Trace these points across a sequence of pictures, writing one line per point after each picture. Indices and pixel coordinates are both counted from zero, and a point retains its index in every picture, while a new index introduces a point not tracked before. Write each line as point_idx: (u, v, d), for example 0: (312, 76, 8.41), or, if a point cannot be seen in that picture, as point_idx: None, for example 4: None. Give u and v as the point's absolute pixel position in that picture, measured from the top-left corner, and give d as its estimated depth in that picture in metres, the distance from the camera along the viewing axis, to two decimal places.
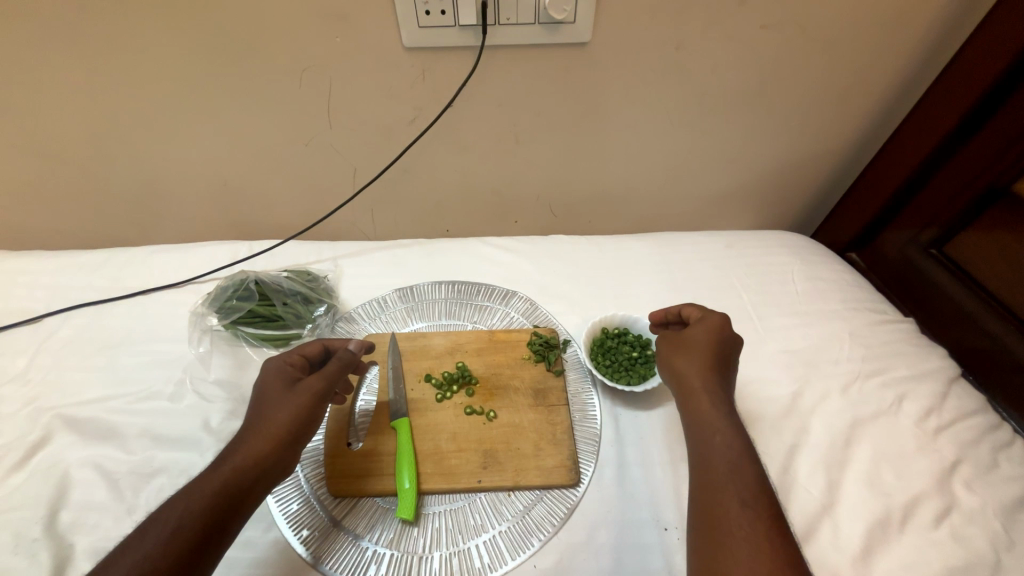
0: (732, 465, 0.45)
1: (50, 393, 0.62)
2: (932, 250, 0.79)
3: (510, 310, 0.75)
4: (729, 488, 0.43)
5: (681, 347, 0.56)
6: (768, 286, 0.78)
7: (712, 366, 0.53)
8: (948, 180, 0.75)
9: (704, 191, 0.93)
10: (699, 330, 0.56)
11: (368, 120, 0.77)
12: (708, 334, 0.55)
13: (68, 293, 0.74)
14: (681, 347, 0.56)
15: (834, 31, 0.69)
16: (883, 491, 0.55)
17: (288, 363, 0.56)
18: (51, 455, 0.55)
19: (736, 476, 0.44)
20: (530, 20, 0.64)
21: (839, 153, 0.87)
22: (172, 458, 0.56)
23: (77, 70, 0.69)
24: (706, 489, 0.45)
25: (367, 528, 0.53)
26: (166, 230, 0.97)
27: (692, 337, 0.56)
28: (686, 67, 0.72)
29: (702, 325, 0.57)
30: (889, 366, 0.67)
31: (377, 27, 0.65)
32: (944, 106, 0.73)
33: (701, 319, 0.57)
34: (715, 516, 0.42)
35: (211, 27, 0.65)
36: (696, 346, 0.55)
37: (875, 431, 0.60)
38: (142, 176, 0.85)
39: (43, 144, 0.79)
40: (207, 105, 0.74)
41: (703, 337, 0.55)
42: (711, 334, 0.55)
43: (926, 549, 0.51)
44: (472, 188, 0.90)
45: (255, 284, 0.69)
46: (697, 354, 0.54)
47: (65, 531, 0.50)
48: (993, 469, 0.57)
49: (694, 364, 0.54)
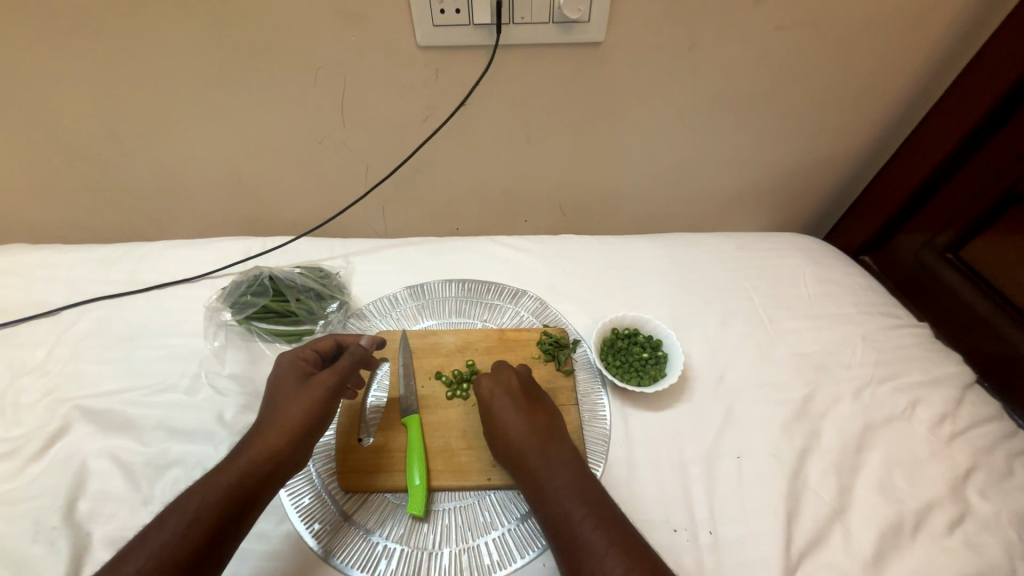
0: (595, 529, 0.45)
1: (68, 385, 0.63)
2: (948, 254, 0.78)
3: (520, 309, 0.75)
4: (600, 556, 0.43)
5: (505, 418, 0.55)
6: (780, 288, 0.77)
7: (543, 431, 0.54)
8: (962, 185, 0.74)
9: (715, 193, 0.93)
10: (496, 389, 0.57)
11: (381, 118, 0.77)
12: (503, 391, 0.57)
13: (86, 287, 0.75)
14: (489, 413, 0.56)
15: (850, 33, 0.69)
16: (895, 496, 0.55)
17: (301, 358, 0.56)
18: (69, 445, 0.56)
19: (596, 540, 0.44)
20: (545, 20, 0.64)
21: (854, 154, 0.86)
22: (187, 450, 0.57)
23: (95, 67, 0.70)
24: (575, 564, 0.44)
25: (377, 523, 0.53)
26: (182, 225, 0.98)
27: (495, 403, 0.56)
28: (701, 67, 0.72)
29: (490, 384, 0.58)
30: (903, 371, 0.67)
31: (391, 26, 0.66)
32: (962, 107, 0.71)
33: (488, 377, 0.59)
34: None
35: (227, 25, 0.66)
36: (511, 410, 0.55)
37: (888, 436, 0.60)
38: (157, 172, 0.86)
39: (64, 140, 0.80)
40: (222, 102, 0.75)
41: (507, 398, 0.56)
42: (504, 391, 0.57)
43: (939, 557, 0.51)
44: (483, 187, 0.90)
45: (269, 280, 0.69)
46: (522, 426, 0.54)
47: (82, 521, 0.51)
48: (1008, 476, 0.57)
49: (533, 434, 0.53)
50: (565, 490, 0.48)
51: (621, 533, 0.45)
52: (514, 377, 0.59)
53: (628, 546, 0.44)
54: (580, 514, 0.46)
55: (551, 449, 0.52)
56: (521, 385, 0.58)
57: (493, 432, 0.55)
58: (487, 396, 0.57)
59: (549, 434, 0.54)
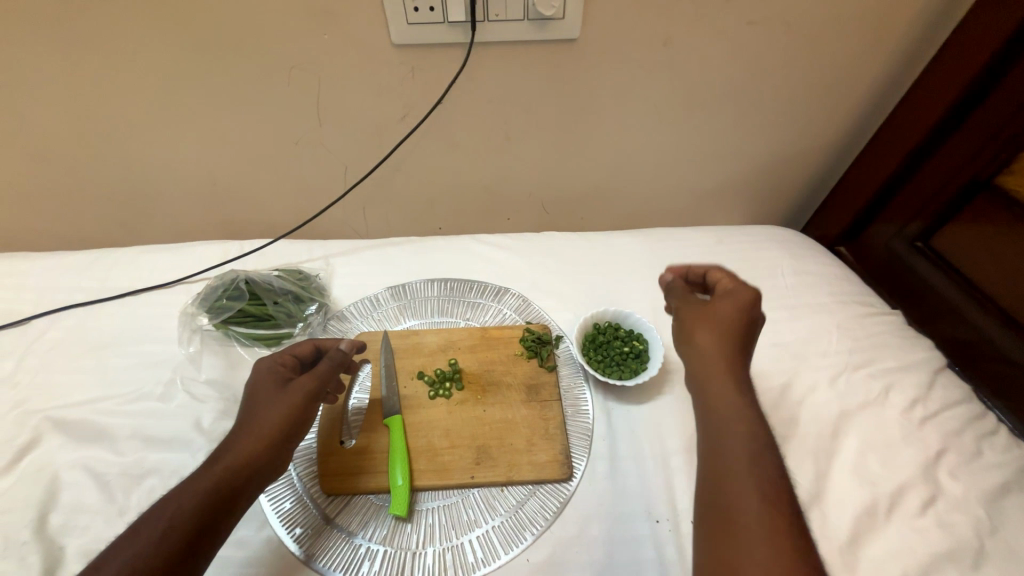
0: (758, 507, 0.39)
1: (38, 396, 0.61)
2: (918, 243, 0.80)
3: (502, 307, 0.75)
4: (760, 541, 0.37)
5: (701, 354, 0.50)
6: (758, 279, 0.79)
7: (735, 381, 0.48)
8: (928, 178, 0.77)
9: (694, 187, 0.94)
10: (734, 307, 0.52)
11: (359, 118, 0.77)
12: (740, 315, 0.51)
13: (55, 295, 0.73)
14: (706, 327, 0.51)
15: (820, 28, 0.70)
16: (870, 480, 0.56)
17: (279, 363, 0.55)
18: (40, 458, 0.55)
19: (755, 521, 0.38)
20: (520, 17, 0.64)
21: (827, 147, 0.88)
22: (163, 459, 0.55)
23: (59, 68, 0.68)
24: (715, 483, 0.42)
25: (360, 525, 0.53)
26: (157, 231, 0.96)
27: (697, 337, 0.51)
28: (676, 62, 0.72)
29: (726, 304, 0.52)
30: (876, 357, 0.68)
31: (365, 24, 0.65)
32: (927, 102, 0.73)
33: (726, 298, 0.53)
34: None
35: (196, 25, 0.64)
36: (712, 331, 0.51)
37: (863, 422, 0.61)
38: (129, 176, 0.84)
39: (30, 146, 0.78)
40: (193, 104, 0.74)
41: (737, 320, 0.51)
42: (733, 314, 0.51)
43: (911, 536, 0.52)
44: (464, 185, 0.90)
45: (246, 284, 0.68)
46: (720, 364, 0.49)
47: (55, 534, 0.50)
48: (977, 457, 0.59)
49: (715, 385, 0.48)
50: (739, 465, 0.42)
51: (784, 519, 0.38)
52: (735, 312, 0.51)
53: (789, 537, 0.37)
54: (744, 489, 0.40)
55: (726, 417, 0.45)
56: (751, 317, 0.52)
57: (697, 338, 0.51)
58: (715, 310, 0.52)
59: (732, 392, 0.47)
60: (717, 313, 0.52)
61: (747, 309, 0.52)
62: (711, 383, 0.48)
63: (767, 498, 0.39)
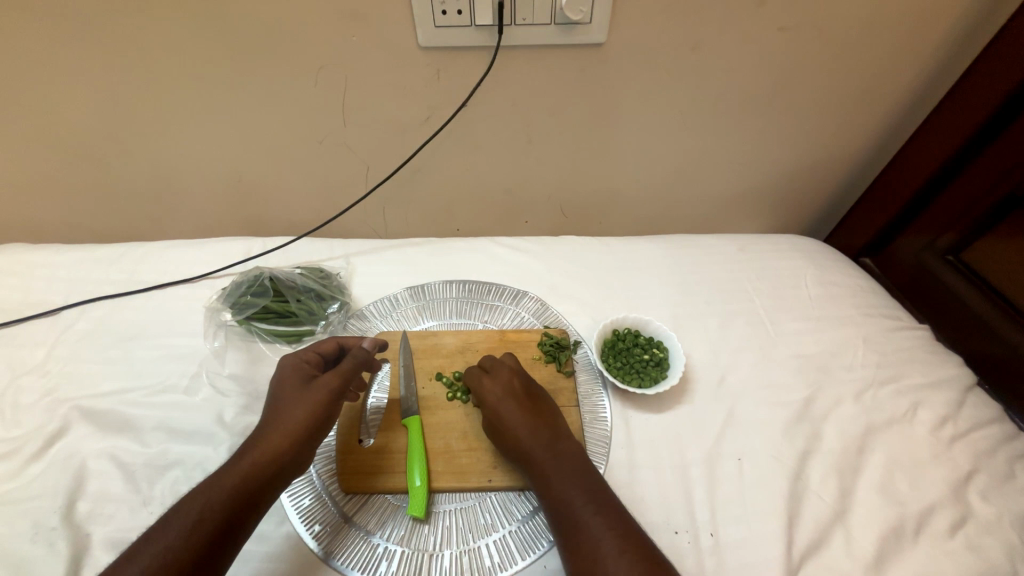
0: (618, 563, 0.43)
1: (68, 385, 0.63)
2: (949, 256, 0.78)
3: (521, 310, 0.75)
4: None
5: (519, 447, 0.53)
6: (781, 289, 0.77)
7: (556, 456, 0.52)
8: (962, 188, 0.75)
9: (716, 195, 0.93)
10: (497, 394, 0.57)
11: (382, 120, 0.77)
12: (504, 392, 0.57)
13: (85, 287, 0.75)
14: (500, 418, 0.55)
15: (851, 36, 0.69)
16: (897, 499, 0.55)
17: (304, 360, 0.56)
18: (68, 446, 0.56)
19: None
20: (547, 21, 0.64)
21: (854, 157, 0.86)
22: (187, 451, 0.56)
23: (95, 67, 0.70)
24: (576, 553, 0.45)
25: (378, 525, 0.53)
26: (182, 225, 0.98)
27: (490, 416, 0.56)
28: (702, 68, 0.72)
29: (492, 386, 0.58)
30: (903, 373, 0.67)
31: (393, 27, 0.66)
32: (963, 111, 0.72)
33: (487, 377, 0.59)
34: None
35: (228, 26, 0.66)
36: (514, 413, 0.55)
37: (889, 439, 0.60)
38: (157, 172, 0.86)
39: (64, 140, 0.80)
40: (223, 103, 0.75)
41: (510, 398, 0.56)
42: (505, 391, 0.57)
43: (939, 559, 0.51)
44: (484, 188, 0.90)
45: (270, 281, 0.69)
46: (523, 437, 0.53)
47: (82, 521, 0.51)
48: (1010, 479, 0.57)
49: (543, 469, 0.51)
50: (592, 521, 0.46)
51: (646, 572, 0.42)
52: (504, 395, 0.57)
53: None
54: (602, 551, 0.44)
55: (561, 491, 0.49)
56: (522, 385, 0.59)
57: (505, 435, 0.54)
58: (492, 404, 0.56)
59: (551, 463, 0.51)
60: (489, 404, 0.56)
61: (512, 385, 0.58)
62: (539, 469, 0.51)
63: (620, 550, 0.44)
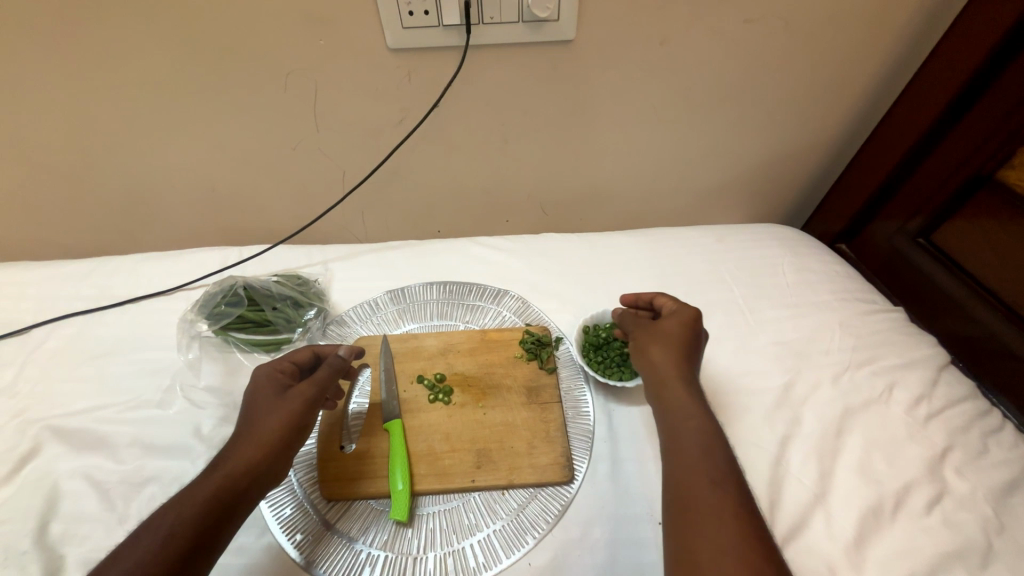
0: (712, 491, 0.42)
1: (38, 404, 0.61)
2: (920, 239, 0.80)
3: (502, 309, 0.75)
4: (714, 525, 0.40)
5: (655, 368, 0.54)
6: (759, 278, 0.78)
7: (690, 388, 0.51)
8: (928, 173, 0.76)
9: (693, 187, 0.94)
10: (667, 329, 0.56)
11: (356, 123, 0.77)
12: (684, 326, 0.56)
13: (55, 304, 0.73)
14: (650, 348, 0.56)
15: (815, 26, 0.70)
16: (875, 478, 0.56)
17: (278, 369, 0.55)
18: (40, 467, 0.55)
19: (711, 505, 0.41)
20: (515, 19, 0.64)
21: (825, 145, 0.87)
22: (164, 466, 0.55)
23: (55, 77, 0.68)
24: (675, 481, 0.45)
25: (361, 531, 0.53)
26: (157, 237, 0.96)
27: (648, 364, 0.55)
28: (672, 62, 0.72)
29: (674, 318, 0.57)
30: (879, 355, 0.68)
31: (360, 29, 0.65)
32: (925, 97, 0.73)
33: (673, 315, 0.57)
34: (697, 566, 0.39)
35: (192, 33, 0.65)
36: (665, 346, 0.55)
37: (867, 419, 0.61)
38: (128, 184, 0.85)
39: (29, 154, 0.79)
40: (191, 111, 0.74)
41: (674, 330, 0.56)
42: (684, 326, 0.56)
43: (918, 535, 0.51)
44: (463, 188, 0.90)
45: (244, 290, 0.68)
46: (670, 381, 0.52)
47: (55, 543, 0.50)
48: (983, 454, 0.58)
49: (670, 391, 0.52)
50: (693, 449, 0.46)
51: (733, 502, 0.41)
52: (679, 328, 0.56)
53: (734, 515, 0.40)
54: (700, 478, 0.44)
55: (678, 416, 0.49)
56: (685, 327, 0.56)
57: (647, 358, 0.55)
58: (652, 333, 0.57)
59: (687, 395, 0.51)
60: (663, 330, 0.57)
61: (690, 325, 0.56)
62: (668, 389, 0.52)
63: (715, 481, 0.43)
